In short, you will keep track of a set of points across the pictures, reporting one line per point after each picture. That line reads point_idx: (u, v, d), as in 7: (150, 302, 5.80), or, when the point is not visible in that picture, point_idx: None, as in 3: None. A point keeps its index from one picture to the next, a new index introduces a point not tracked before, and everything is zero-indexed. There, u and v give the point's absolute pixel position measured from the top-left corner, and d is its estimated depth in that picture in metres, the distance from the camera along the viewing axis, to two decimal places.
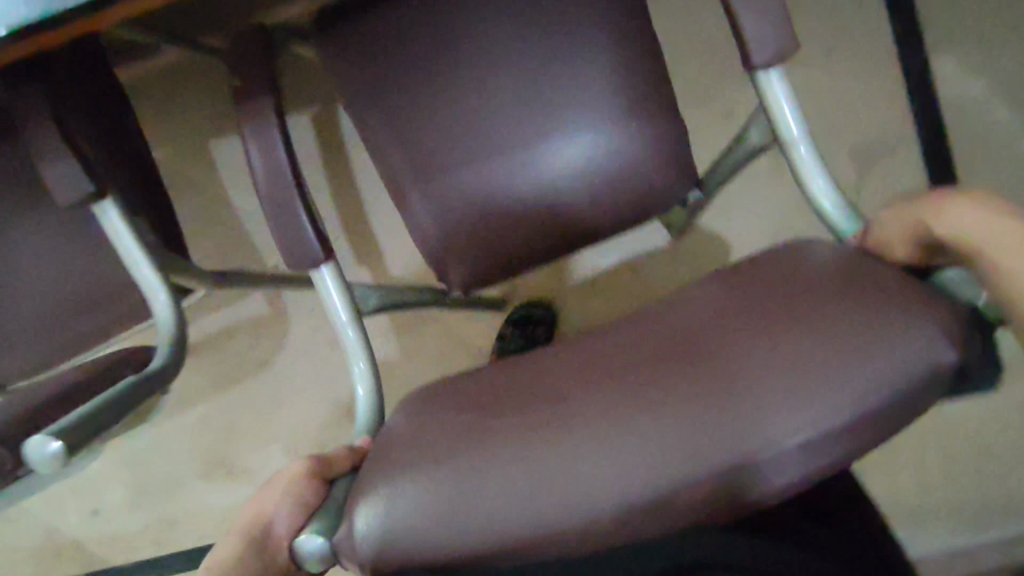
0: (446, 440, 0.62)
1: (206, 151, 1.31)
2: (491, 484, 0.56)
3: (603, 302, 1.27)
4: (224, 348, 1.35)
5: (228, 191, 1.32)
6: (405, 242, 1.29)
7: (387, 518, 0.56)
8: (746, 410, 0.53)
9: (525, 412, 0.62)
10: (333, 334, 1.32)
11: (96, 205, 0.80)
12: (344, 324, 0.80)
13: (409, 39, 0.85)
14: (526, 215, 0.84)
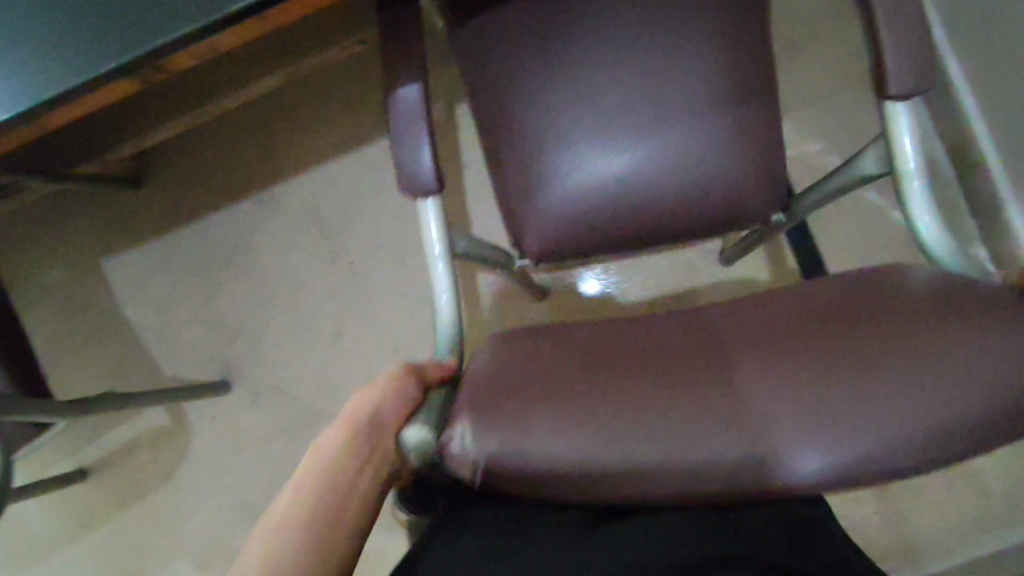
0: (563, 398, 0.49)
1: (153, 237, 1.15)
2: (605, 427, 0.46)
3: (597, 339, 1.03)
4: (126, 461, 1.13)
5: (145, 278, 1.15)
6: (374, 334, 1.09)
7: (497, 432, 0.48)
8: (830, 397, 0.44)
9: (660, 377, 0.49)
10: (244, 447, 1.11)
11: None
12: (436, 261, 0.62)
13: (536, 21, 0.69)
14: (611, 200, 0.68)
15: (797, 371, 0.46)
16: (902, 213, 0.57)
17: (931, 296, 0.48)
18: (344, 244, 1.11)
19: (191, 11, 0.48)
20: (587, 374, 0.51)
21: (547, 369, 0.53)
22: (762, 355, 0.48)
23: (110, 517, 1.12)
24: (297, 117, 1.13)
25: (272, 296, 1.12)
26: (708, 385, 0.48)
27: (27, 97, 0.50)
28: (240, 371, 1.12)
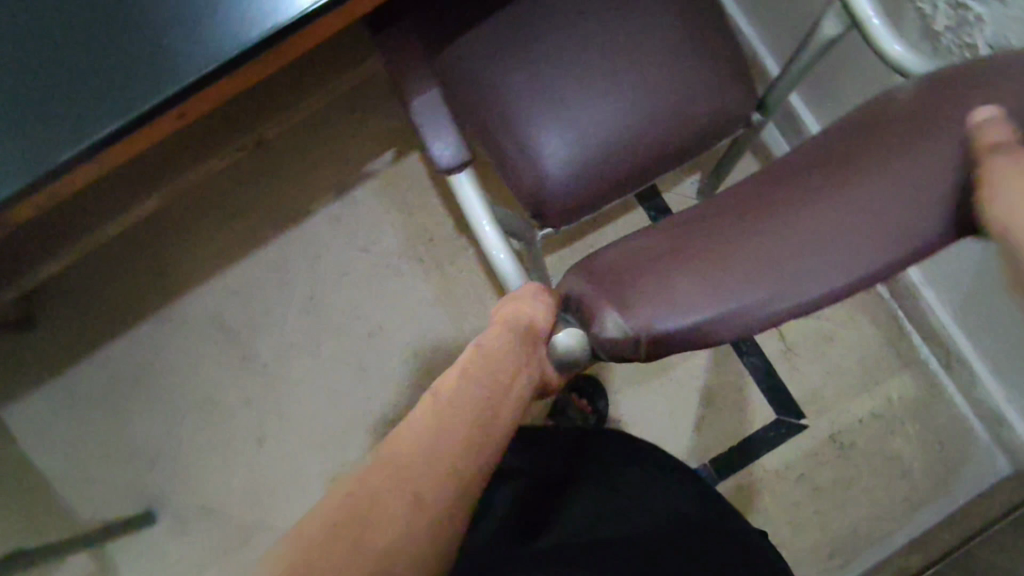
0: (622, 272, 0.46)
1: (62, 371, 1.10)
2: (659, 287, 0.43)
3: None
4: None
5: (45, 425, 1.09)
6: (304, 434, 1.09)
7: (640, 295, 0.43)
8: (826, 227, 0.42)
9: (683, 243, 0.46)
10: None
11: None
12: (482, 226, 0.58)
13: (495, 34, 0.77)
14: (607, 145, 0.75)
15: (831, 193, 0.43)
16: (871, 50, 0.60)
17: (910, 106, 0.46)
18: (255, 347, 1.10)
19: (19, 165, 0.46)
20: (654, 237, 0.49)
21: (602, 258, 0.49)
22: (807, 181, 0.45)
23: None
24: (187, 232, 1.12)
25: (191, 415, 1.09)
26: (767, 216, 0.44)
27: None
28: (164, 499, 1.08)
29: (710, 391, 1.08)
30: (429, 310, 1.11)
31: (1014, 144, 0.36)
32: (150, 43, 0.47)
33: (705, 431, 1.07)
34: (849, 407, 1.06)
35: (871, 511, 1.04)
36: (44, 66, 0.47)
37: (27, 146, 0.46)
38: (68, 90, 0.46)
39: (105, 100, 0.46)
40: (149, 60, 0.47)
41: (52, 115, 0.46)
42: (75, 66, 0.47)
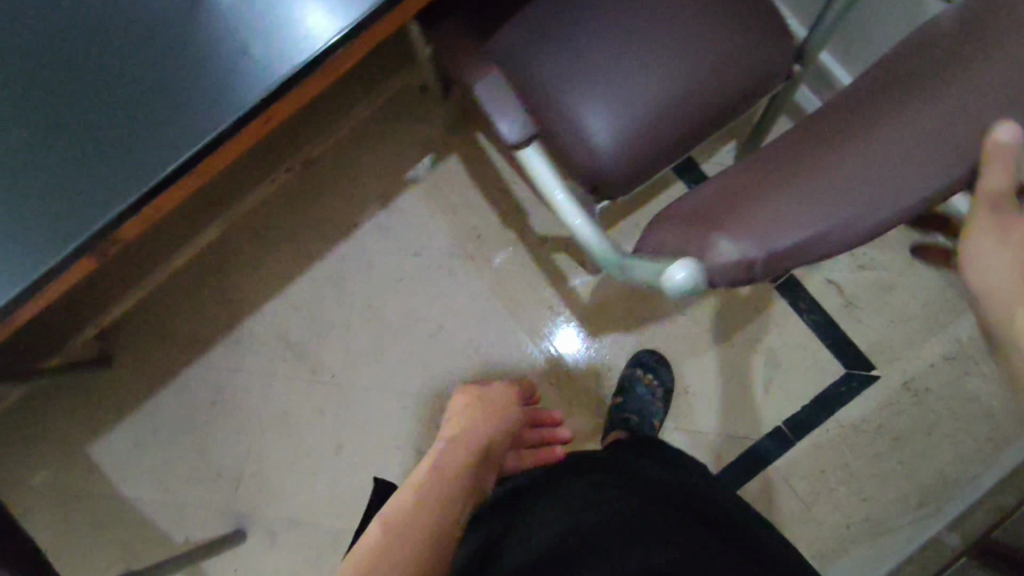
0: (716, 208, 0.46)
1: (141, 403, 1.13)
2: (758, 211, 0.43)
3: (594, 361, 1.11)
4: None
5: (130, 456, 1.13)
6: (381, 439, 1.12)
7: (738, 222, 0.43)
8: (919, 124, 0.40)
9: (769, 173, 0.46)
10: None
11: None
12: (555, 194, 0.60)
13: (533, 20, 0.79)
14: (656, 108, 0.76)
15: (916, 94, 0.42)
16: None
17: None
18: (321, 360, 1.13)
19: (96, 210, 0.48)
20: (739, 161, 0.48)
21: (690, 203, 0.50)
22: (885, 85, 0.45)
23: None
24: (244, 258, 1.14)
25: (271, 431, 1.13)
26: (854, 128, 0.44)
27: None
28: (252, 517, 1.11)
29: (775, 353, 1.08)
30: (487, 303, 1.13)
31: (1002, 200, 0.38)
32: (208, 66, 0.48)
33: (776, 393, 1.07)
34: (918, 354, 1.06)
35: (954, 455, 1.03)
36: (103, 106, 0.48)
37: (98, 188, 0.48)
38: (133, 125, 0.48)
39: (174, 130, 0.48)
40: (210, 83, 0.48)
41: (121, 152, 0.48)
42: (134, 103, 0.48)
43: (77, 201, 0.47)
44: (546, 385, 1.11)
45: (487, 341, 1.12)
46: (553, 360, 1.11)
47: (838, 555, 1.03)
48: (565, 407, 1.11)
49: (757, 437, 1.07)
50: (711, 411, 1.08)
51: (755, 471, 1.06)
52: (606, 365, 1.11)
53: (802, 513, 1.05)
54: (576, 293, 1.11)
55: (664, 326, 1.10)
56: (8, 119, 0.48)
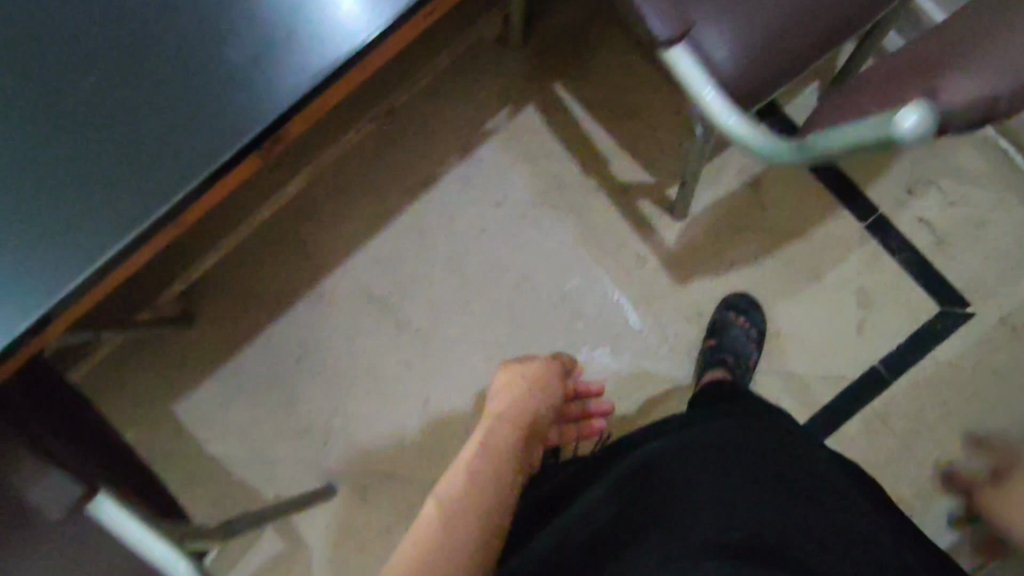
0: (927, 73, 0.52)
1: (224, 361, 1.13)
2: (988, 58, 0.50)
3: (682, 307, 1.10)
4: None
5: (215, 413, 1.12)
6: (467, 389, 1.11)
7: (975, 64, 0.50)
8: None
9: (964, 43, 0.53)
10: (370, 541, 1.09)
11: (95, 504, 0.57)
12: (704, 92, 0.60)
13: None
14: (784, 20, 0.75)
15: None
16: None
17: None
18: (405, 314, 1.13)
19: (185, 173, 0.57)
20: (868, 75, 0.59)
21: (877, 90, 0.56)
22: None
23: None
24: (326, 212, 1.13)
25: (356, 385, 1.12)
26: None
27: (27, 315, 0.54)
28: (340, 471, 1.10)
29: (867, 293, 1.07)
30: (572, 251, 1.12)
31: None
32: (268, 40, 0.58)
33: (870, 332, 1.06)
34: (1014, 289, 1.05)
35: None
36: (155, 94, 0.57)
37: (179, 157, 0.57)
38: (268, 58, 0.58)
39: (309, 52, 0.58)
40: (271, 60, 0.58)
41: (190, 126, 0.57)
42: (192, 84, 0.57)
43: (155, 170, 0.56)
44: (633, 332, 1.10)
45: (574, 289, 1.11)
46: (640, 306, 1.10)
47: (939, 493, 1.03)
48: (654, 353, 1.10)
49: (852, 377, 1.06)
50: (804, 352, 1.07)
51: (851, 411, 1.05)
52: (696, 312, 1.09)
53: (900, 452, 1.04)
54: (661, 238, 1.11)
55: (753, 269, 1.09)
56: (155, 73, 0.57)
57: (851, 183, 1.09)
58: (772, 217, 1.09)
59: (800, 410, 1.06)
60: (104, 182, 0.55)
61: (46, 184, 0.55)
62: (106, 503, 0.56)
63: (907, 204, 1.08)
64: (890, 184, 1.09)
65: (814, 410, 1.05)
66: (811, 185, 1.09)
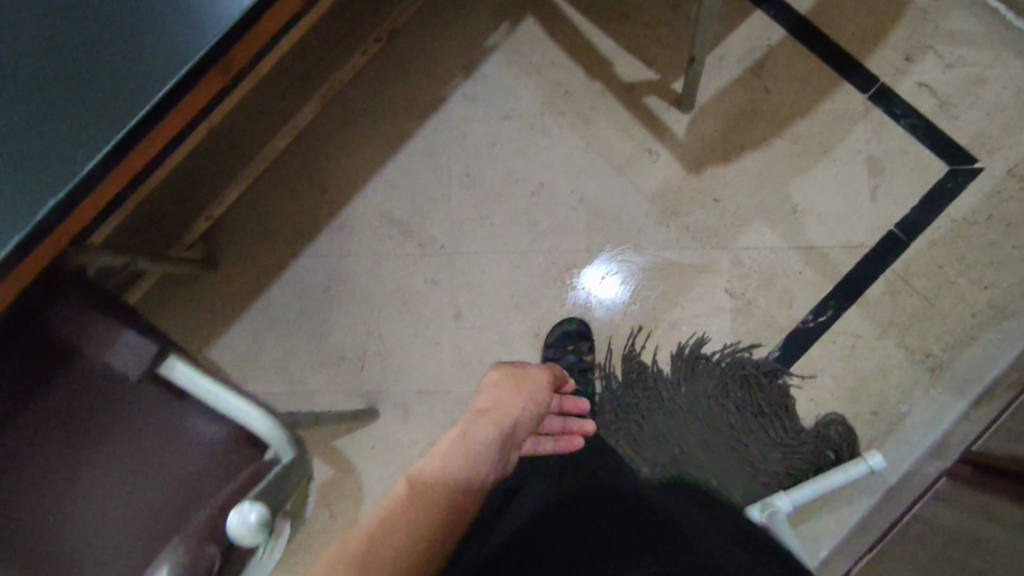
0: None
1: (254, 298, 1.13)
2: None
3: (700, 194, 1.11)
4: (306, 531, 1.09)
5: (248, 351, 1.13)
6: (497, 299, 1.12)
7: None
8: None
9: None
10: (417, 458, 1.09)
11: (163, 365, 0.61)
12: None
13: None
14: None
15: None
16: None
17: None
18: (427, 233, 1.14)
19: (215, 5, 0.52)
20: None
21: None
22: None
23: None
24: (337, 143, 1.15)
25: (385, 307, 1.13)
26: None
27: (86, 161, 0.51)
28: (380, 393, 1.11)
29: (878, 161, 1.09)
30: (584, 154, 1.13)
31: None
32: None
33: (885, 197, 1.08)
34: (1018, 141, 1.07)
35: None
36: None
37: None
38: None
39: None
40: None
41: None
42: None
43: (180, 18, 0.52)
44: (655, 227, 1.11)
45: (591, 190, 1.12)
46: (659, 199, 1.11)
47: (967, 345, 1.04)
48: (678, 243, 1.10)
49: (872, 244, 1.08)
50: (824, 225, 1.09)
51: (875, 276, 1.07)
52: (714, 197, 1.11)
53: (927, 310, 1.06)
54: (671, 132, 1.12)
55: (764, 151, 1.11)
56: None
57: (849, 57, 1.12)
58: (776, 99, 1.12)
59: (825, 280, 1.07)
60: (127, 37, 0.52)
61: (89, 36, 0.52)
62: (183, 363, 0.61)
63: (905, 71, 1.10)
64: (887, 54, 1.11)
65: (839, 279, 1.07)
66: (810, 63, 1.12)
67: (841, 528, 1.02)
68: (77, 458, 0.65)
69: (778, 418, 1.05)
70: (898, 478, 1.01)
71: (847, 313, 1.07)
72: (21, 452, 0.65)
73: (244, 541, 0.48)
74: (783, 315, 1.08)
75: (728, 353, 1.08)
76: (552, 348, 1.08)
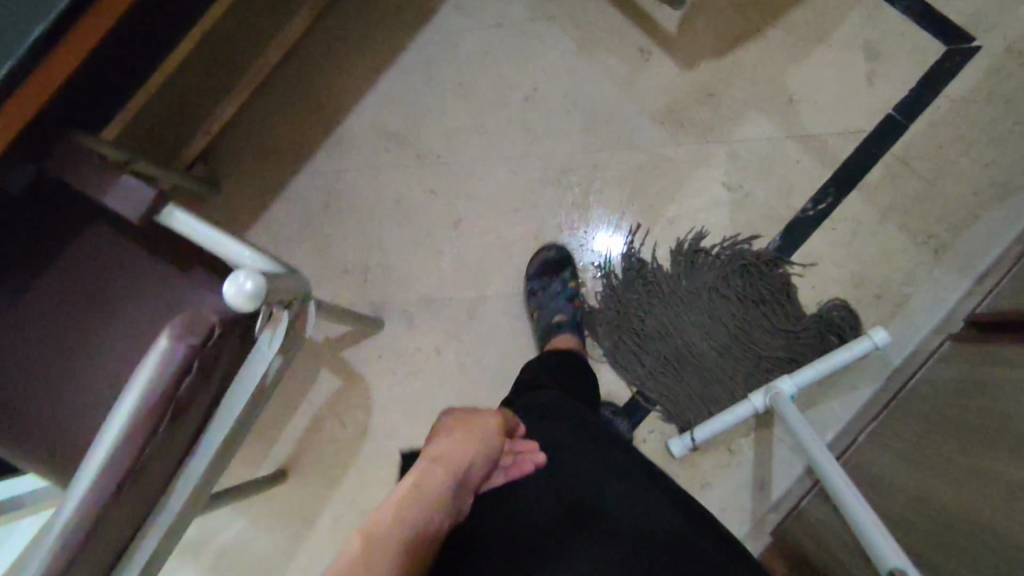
0: None
1: (257, 214, 1.15)
2: None
3: (695, 90, 1.10)
4: (317, 441, 1.11)
5: None
6: (495, 204, 1.12)
7: None
8: None
9: None
10: (422, 364, 1.11)
11: (162, 213, 0.62)
12: None
13: None
14: None
15: None
16: None
17: None
18: (423, 144, 1.14)
19: None
20: None
21: None
22: None
23: (324, 498, 1.10)
24: (329, 58, 1.16)
25: (385, 218, 1.14)
26: None
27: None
28: (384, 303, 1.12)
29: (873, 46, 1.08)
30: (577, 55, 1.13)
31: None
32: None
33: (881, 82, 1.07)
34: (1015, 16, 1.05)
35: None
36: None
37: None
38: None
39: None
40: None
41: None
42: None
43: None
44: (650, 125, 1.11)
45: (585, 92, 1.12)
46: (653, 96, 1.11)
47: (970, 224, 1.03)
48: (674, 140, 1.10)
49: (870, 129, 1.07)
50: (820, 113, 1.08)
51: (874, 161, 1.06)
52: (708, 92, 1.10)
53: (927, 191, 1.04)
54: (662, 28, 1.12)
55: (758, 41, 1.10)
56: None
57: None
58: None
59: (824, 168, 1.07)
60: None
61: None
62: (180, 211, 0.62)
63: None
64: None
65: (837, 166, 1.07)
66: None
67: (849, 411, 1.02)
68: (88, 313, 0.70)
69: (779, 305, 1.05)
70: (902, 359, 1.01)
71: (847, 199, 1.06)
72: (39, 311, 0.70)
73: (240, 307, 0.52)
74: (782, 205, 1.07)
75: (728, 246, 1.08)
76: (535, 278, 1.07)
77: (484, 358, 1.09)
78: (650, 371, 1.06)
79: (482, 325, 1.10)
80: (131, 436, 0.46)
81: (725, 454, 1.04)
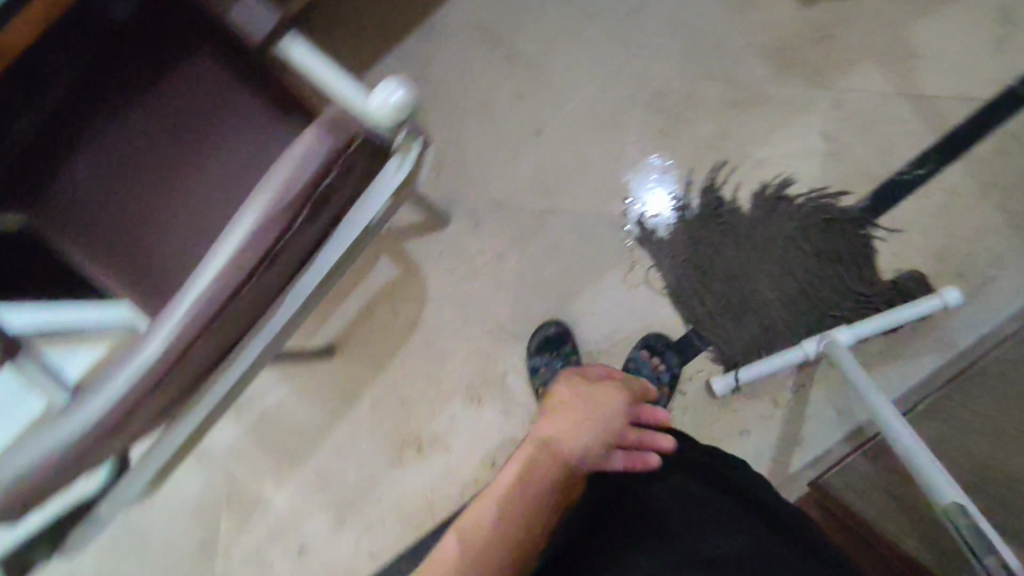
0: None
1: None
2: None
3: (808, 30, 1.05)
4: (368, 325, 1.12)
5: None
6: (581, 118, 1.10)
7: None
8: None
9: None
10: (482, 268, 1.10)
11: (286, 40, 0.60)
12: None
13: None
14: None
15: None
16: None
17: None
18: (517, 46, 1.12)
19: None
20: None
21: None
22: None
23: (367, 381, 1.11)
24: None
25: (468, 116, 1.12)
26: None
27: None
28: (454, 201, 1.12)
29: (1008, 11, 1.01)
30: None
31: None
32: None
33: (1009, 51, 1.01)
34: None
35: None
36: None
37: None
38: None
39: None
40: None
41: None
42: None
43: None
44: (756, 60, 1.06)
45: (693, 17, 1.08)
46: (763, 31, 1.06)
47: None
48: (778, 80, 1.06)
49: (987, 99, 1.01)
50: (937, 74, 1.02)
51: (984, 133, 1.01)
52: (823, 34, 1.05)
53: None
54: None
55: None
56: None
57: None
58: None
59: (930, 131, 1.02)
60: None
61: None
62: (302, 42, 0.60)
63: None
64: None
65: (945, 132, 1.02)
66: None
67: (907, 383, 0.99)
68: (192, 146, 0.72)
69: (857, 265, 1.02)
70: (973, 340, 0.98)
71: (947, 167, 1.01)
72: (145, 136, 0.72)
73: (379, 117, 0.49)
74: (878, 164, 1.03)
75: (814, 198, 1.04)
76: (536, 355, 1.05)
77: (545, 271, 1.09)
78: (709, 310, 1.04)
79: (548, 237, 1.09)
80: (229, 270, 0.42)
81: (771, 406, 1.03)
